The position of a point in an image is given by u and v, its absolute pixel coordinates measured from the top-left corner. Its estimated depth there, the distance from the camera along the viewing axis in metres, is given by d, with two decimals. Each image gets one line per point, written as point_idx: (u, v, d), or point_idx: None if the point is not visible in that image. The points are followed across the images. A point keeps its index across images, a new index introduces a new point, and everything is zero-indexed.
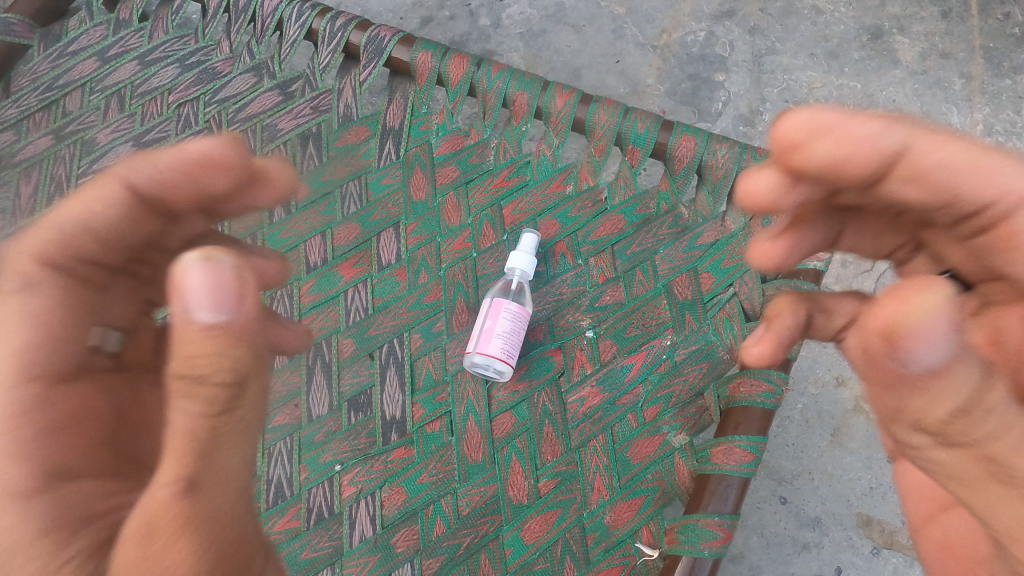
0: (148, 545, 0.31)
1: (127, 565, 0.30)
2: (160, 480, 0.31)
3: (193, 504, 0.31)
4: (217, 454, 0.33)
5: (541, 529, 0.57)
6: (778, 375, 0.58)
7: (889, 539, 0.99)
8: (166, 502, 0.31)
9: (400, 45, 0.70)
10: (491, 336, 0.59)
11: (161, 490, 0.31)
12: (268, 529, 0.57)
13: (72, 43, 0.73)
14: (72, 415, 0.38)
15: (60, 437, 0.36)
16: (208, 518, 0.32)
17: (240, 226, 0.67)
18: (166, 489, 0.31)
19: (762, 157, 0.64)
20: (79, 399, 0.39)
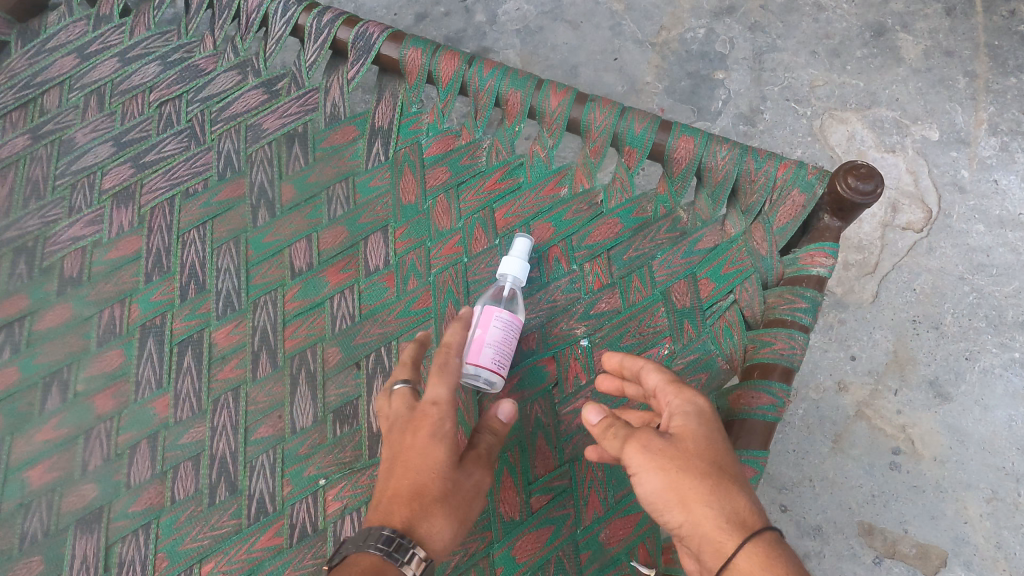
0: (467, 494, 0.47)
1: (457, 507, 0.46)
2: (479, 466, 0.49)
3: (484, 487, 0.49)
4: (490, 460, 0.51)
5: (533, 547, 0.54)
6: (780, 386, 0.56)
7: (892, 549, 0.96)
8: (482, 480, 0.49)
9: (388, 41, 0.68)
10: (481, 345, 0.54)
11: (482, 477, 0.49)
12: (248, 546, 0.55)
13: (51, 39, 0.71)
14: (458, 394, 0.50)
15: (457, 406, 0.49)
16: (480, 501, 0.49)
17: (221, 229, 0.65)
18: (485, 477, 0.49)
19: (764, 159, 0.62)
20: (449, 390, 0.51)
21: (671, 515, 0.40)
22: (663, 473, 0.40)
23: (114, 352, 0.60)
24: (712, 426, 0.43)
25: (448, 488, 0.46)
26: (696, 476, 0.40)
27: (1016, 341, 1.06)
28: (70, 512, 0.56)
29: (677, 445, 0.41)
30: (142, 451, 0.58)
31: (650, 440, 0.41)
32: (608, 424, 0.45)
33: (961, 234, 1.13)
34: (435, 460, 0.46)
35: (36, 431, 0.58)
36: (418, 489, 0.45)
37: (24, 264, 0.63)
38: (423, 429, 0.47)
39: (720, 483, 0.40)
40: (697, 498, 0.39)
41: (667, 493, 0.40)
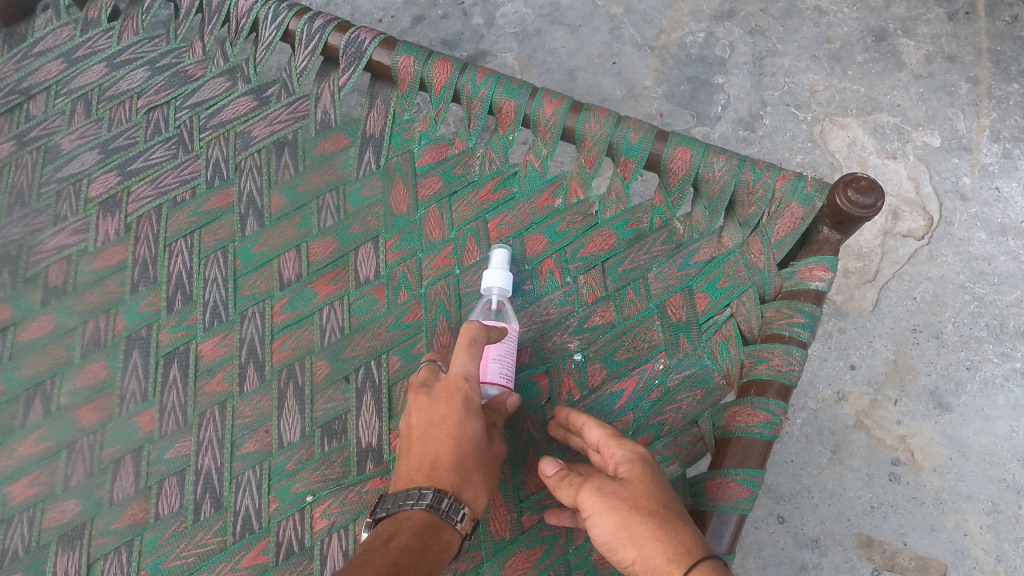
0: (493, 464, 0.50)
1: (487, 475, 0.49)
2: (500, 440, 0.52)
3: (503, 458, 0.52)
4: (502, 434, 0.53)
5: (523, 567, 0.53)
6: (776, 404, 0.55)
7: (891, 561, 0.95)
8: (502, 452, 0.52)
9: (380, 47, 0.67)
10: (488, 361, 0.54)
11: (501, 449, 0.52)
12: (232, 565, 0.53)
13: (38, 44, 0.70)
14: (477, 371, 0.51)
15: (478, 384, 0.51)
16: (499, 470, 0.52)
17: (209, 239, 0.63)
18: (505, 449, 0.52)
19: (763, 169, 0.60)
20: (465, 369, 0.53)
21: (624, 552, 0.42)
22: (615, 512, 0.42)
23: (98, 364, 0.59)
24: (658, 472, 0.46)
25: (481, 461, 0.49)
26: (644, 511, 0.42)
27: (1017, 351, 1.05)
28: (52, 529, 0.54)
29: (626, 486, 0.44)
30: (126, 466, 0.56)
31: (602, 484, 0.44)
32: (563, 475, 0.47)
33: (962, 242, 1.11)
34: (469, 433, 0.49)
35: (17, 444, 0.57)
36: (457, 462, 0.48)
37: (8, 273, 0.62)
38: (455, 405, 0.49)
39: (666, 519, 0.42)
40: (647, 534, 0.41)
41: (618, 528, 0.42)
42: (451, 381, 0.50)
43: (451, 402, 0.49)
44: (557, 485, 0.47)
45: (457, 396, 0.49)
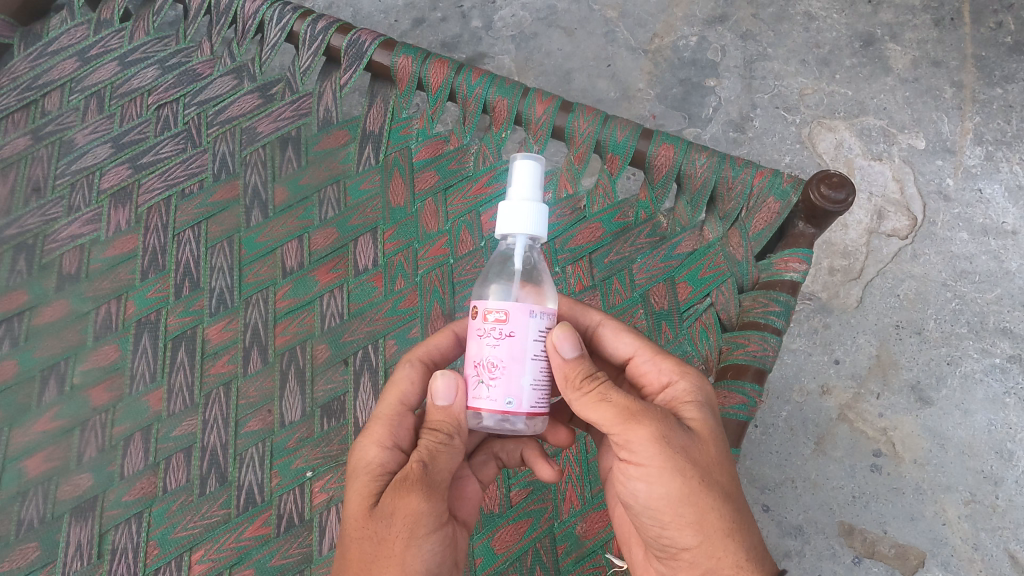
0: (388, 539, 0.43)
1: (378, 553, 0.43)
2: (401, 496, 0.43)
3: (413, 523, 0.43)
4: (434, 482, 0.44)
5: (511, 539, 0.56)
6: (752, 387, 0.58)
7: (871, 549, 0.98)
8: (405, 510, 0.43)
9: (380, 48, 0.70)
10: None
11: (399, 510, 0.43)
12: (237, 535, 0.57)
13: (53, 42, 0.73)
14: (386, 428, 0.49)
15: (378, 443, 0.48)
16: (422, 536, 0.43)
17: (215, 229, 0.67)
18: (406, 508, 0.43)
19: (741, 167, 0.64)
20: (404, 420, 0.50)
21: (678, 530, 0.44)
22: (688, 483, 0.43)
23: (110, 346, 0.62)
24: (718, 430, 0.47)
25: (360, 538, 0.44)
26: (718, 496, 0.44)
27: (997, 347, 1.08)
28: (66, 501, 0.58)
29: (701, 456, 0.44)
30: (136, 442, 0.59)
31: (672, 437, 0.44)
32: (589, 377, 0.45)
33: (944, 242, 1.15)
34: (351, 508, 0.46)
35: (33, 422, 0.60)
36: (343, 547, 0.46)
37: (23, 261, 0.65)
38: (349, 478, 0.48)
39: (738, 512, 0.45)
40: (720, 527, 0.43)
41: (685, 505, 0.43)
42: (353, 448, 0.50)
43: (349, 472, 0.48)
44: (576, 382, 0.45)
45: (351, 466, 0.48)
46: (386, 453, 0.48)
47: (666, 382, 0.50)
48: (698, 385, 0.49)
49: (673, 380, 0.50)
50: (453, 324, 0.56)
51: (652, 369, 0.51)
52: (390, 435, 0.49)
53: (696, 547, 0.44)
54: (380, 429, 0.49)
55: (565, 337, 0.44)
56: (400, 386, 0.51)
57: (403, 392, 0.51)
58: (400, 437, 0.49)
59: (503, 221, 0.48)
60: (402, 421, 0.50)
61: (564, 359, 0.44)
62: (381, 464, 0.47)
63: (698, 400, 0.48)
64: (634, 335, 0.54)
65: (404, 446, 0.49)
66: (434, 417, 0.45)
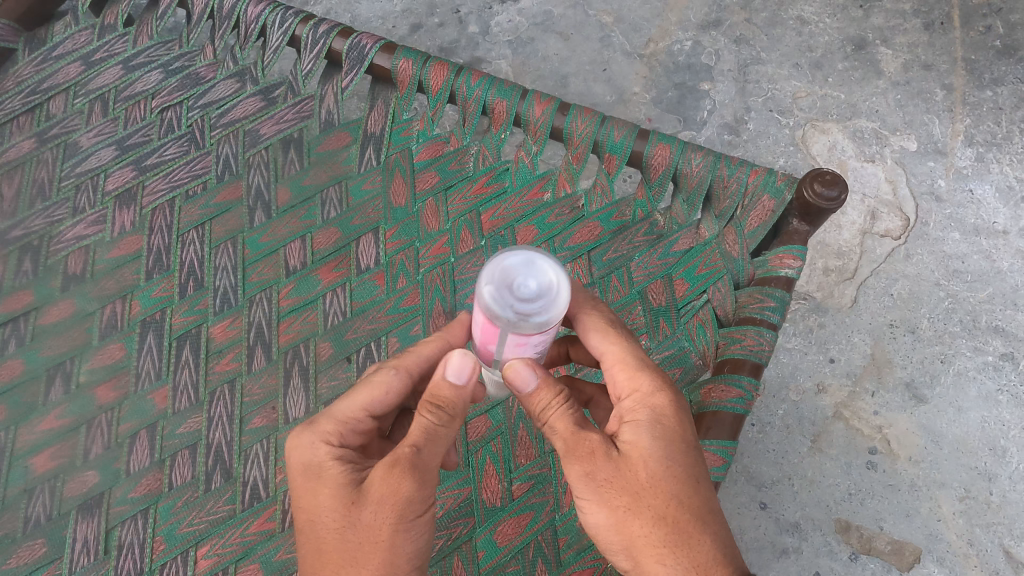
0: (377, 526, 0.44)
1: (366, 540, 0.45)
2: (389, 485, 0.44)
3: (403, 508, 0.44)
4: (424, 466, 0.44)
5: (512, 532, 0.57)
6: (748, 381, 0.60)
7: (868, 545, 0.99)
8: (394, 496, 0.44)
9: (381, 51, 0.71)
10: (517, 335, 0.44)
11: (387, 498, 0.44)
12: (242, 531, 0.57)
13: (57, 47, 0.74)
14: (337, 427, 0.47)
15: (327, 441, 0.47)
16: (413, 521, 0.45)
17: (219, 230, 0.68)
18: (394, 495, 0.44)
19: (736, 166, 0.65)
20: (360, 423, 0.48)
21: (617, 555, 0.46)
22: (614, 513, 0.44)
23: (115, 345, 0.63)
24: (658, 452, 0.45)
25: (340, 530, 0.45)
26: (646, 522, 0.44)
27: (990, 345, 1.09)
28: (73, 498, 0.58)
29: (628, 484, 0.44)
30: (142, 439, 0.60)
31: (594, 470, 0.45)
32: (541, 410, 0.46)
33: (937, 241, 1.16)
34: (320, 503, 0.46)
35: (39, 421, 0.60)
36: (312, 541, 0.46)
37: (29, 262, 0.66)
38: (301, 473, 0.47)
39: (676, 534, 0.44)
40: (653, 555, 0.44)
41: (615, 533, 0.45)
42: (293, 444, 0.48)
43: (297, 468, 0.47)
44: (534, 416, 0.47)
45: (299, 464, 0.47)
46: (337, 448, 0.47)
47: (619, 400, 0.48)
48: (645, 405, 0.46)
49: (622, 400, 0.47)
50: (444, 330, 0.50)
51: (610, 380, 0.49)
52: (340, 434, 0.47)
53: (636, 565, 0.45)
54: (332, 427, 0.47)
55: (519, 372, 0.46)
56: (372, 391, 0.47)
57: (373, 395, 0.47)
58: (351, 436, 0.48)
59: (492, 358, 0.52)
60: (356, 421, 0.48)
61: (528, 393, 0.46)
62: (337, 458, 0.47)
63: (637, 419, 0.46)
64: (614, 338, 0.49)
65: (351, 441, 0.48)
66: (442, 395, 0.44)
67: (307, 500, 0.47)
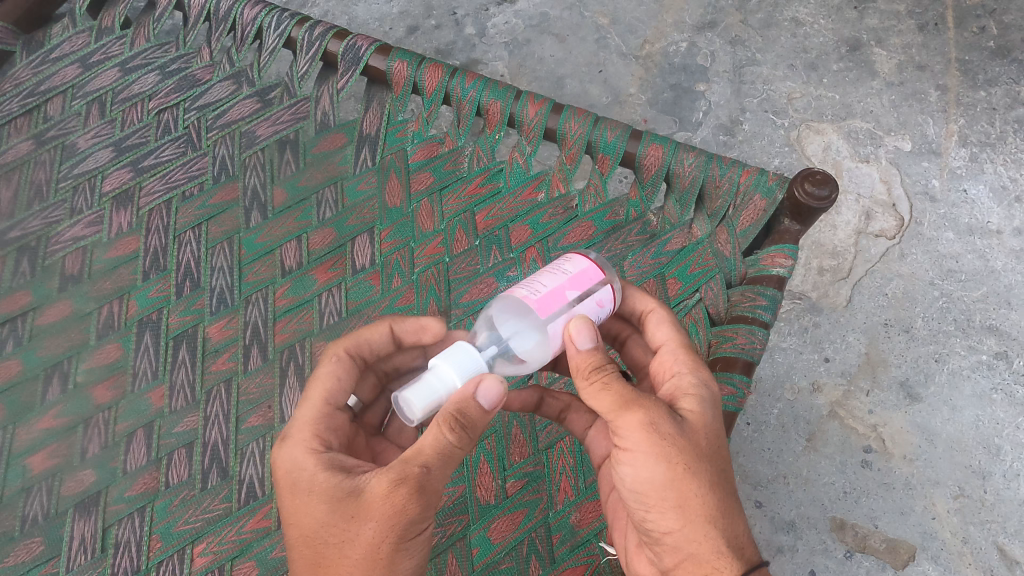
0: (376, 543, 0.44)
1: (368, 557, 0.44)
2: (394, 499, 0.43)
3: (403, 527, 0.44)
4: (430, 484, 0.44)
5: (506, 529, 0.58)
6: (741, 378, 0.60)
7: (862, 543, 0.99)
8: (397, 515, 0.43)
9: (376, 53, 0.72)
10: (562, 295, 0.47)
11: (390, 516, 0.43)
12: (238, 529, 0.58)
13: (55, 50, 0.74)
14: (314, 433, 0.48)
15: (313, 450, 0.46)
16: (413, 536, 0.45)
17: (215, 230, 0.68)
18: (399, 514, 0.43)
19: (728, 165, 0.65)
20: (332, 421, 0.49)
21: (660, 515, 0.45)
22: (673, 469, 0.44)
23: (112, 345, 0.64)
24: (715, 424, 0.47)
25: (340, 542, 0.45)
26: (703, 484, 0.45)
27: (984, 344, 1.10)
28: (69, 497, 0.59)
29: (691, 446, 0.45)
30: (138, 439, 0.61)
31: (662, 424, 0.44)
32: (598, 368, 0.45)
33: (931, 241, 1.17)
34: (315, 517, 0.45)
35: (36, 420, 0.61)
36: (309, 555, 0.46)
37: (27, 263, 0.66)
38: (287, 487, 0.46)
39: (722, 502, 0.46)
40: (703, 517, 0.45)
41: (669, 490, 0.45)
42: (277, 456, 0.47)
43: (285, 483, 0.46)
44: (585, 372, 0.45)
45: (285, 476, 0.46)
46: (325, 457, 0.46)
47: (674, 373, 0.49)
48: (704, 380, 0.49)
49: (680, 373, 0.49)
50: (393, 319, 0.53)
51: (669, 360, 0.50)
52: (320, 438, 0.47)
53: (679, 526, 0.45)
54: (309, 434, 0.47)
55: (582, 327, 0.45)
56: (323, 384, 0.50)
57: (329, 389, 0.50)
58: (329, 437, 0.48)
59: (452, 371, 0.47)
60: (330, 422, 0.49)
61: (581, 353, 0.45)
62: (326, 466, 0.46)
63: (697, 394, 0.47)
64: (673, 328, 0.52)
65: (334, 444, 0.48)
66: (468, 412, 0.44)
67: (302, 509, 0.45)
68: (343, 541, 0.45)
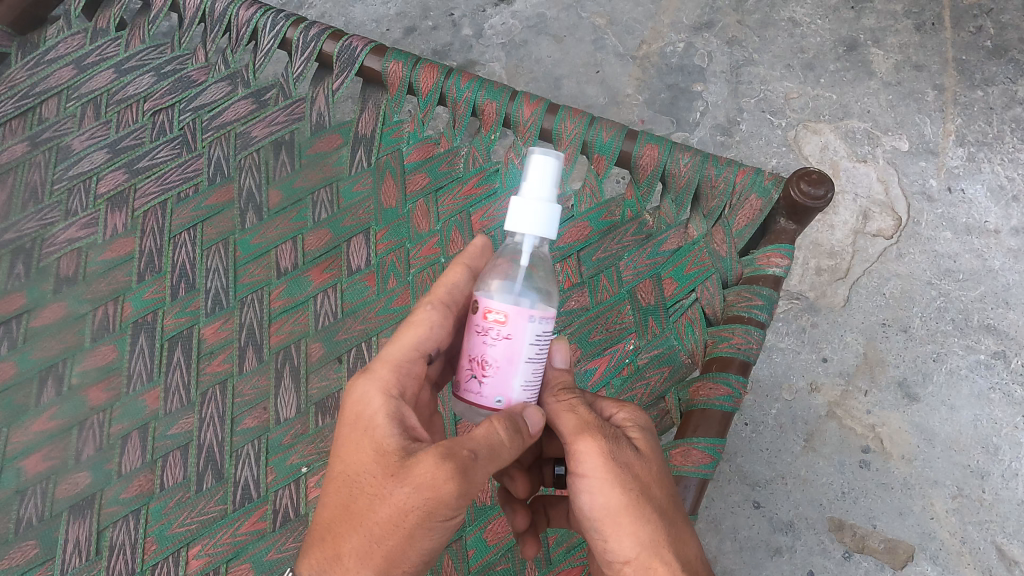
0: (404, 509, 0.41)
1: (391, 520, 0.42)
2: (433, 472, 0.41)
3: (434, 507, 0.41)
4: (473, 474, 0.42)
5: (502, 530, 0.58)
6: (736, 379, 0.60)
7: (861, 543, 0.99)
8: (432, 491, 0.41)
9: (371, 54, 0.72)
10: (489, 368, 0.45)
11: (425, 488, 0.41)
12: (233, 531, 0.58)
13: (49, 51, 0.74)
14: (394, 376, 0.46)
15: (387, 393, 0.45)
16: (440, 522, 0.42)
17: (210, 232, 0.68)
18: (436, 490, 0.41)
19: (724, 166, 0.65)
20: (412, 368, 0.47)
21: (618, 542, 0.44)
22: (627, 494, 0.43)
23: (107, 347, 0.63)
24: (661, 456, 0.47)
25: (373, 494, 0.43)
26: (652, 509, 0.44)
27: (982, 344, 1.09)
28: (64, 499, 0.58)
29: (642, 473, 0.45)
30: (133, 441, 0.60)
31: (610, 451, 0.44)
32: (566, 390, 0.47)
33: (928, 241, 1.17)
34: (362, 461, 0.44)
35: (31, 422, 0.61)
36: (343, 496, 0.45)
37: (22, 264, 0.66)
38: (352, 420, 0.45)
39: (674, 529, 0.45)
40: (658, 544, 0.44)
41: (624, 515, 0.43)
42: (352, 387, 0.46)
43: (351, 414, 0.45)
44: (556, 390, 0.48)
45: (353, 410, 0.46)
46: (395, 405, 0.45)
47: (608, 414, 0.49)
48: (637, 414, 0.48)
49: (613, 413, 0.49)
50: (463, 257, 0.51)
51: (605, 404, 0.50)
52: (398, 384, 0.46)
53: (638, 553, 0.44)
54: (389, 375, 0.46)
55: (559, 348, 0.49)
56: (416, 330, 0.48)
57: (419, 334, 0.48)
58: (406, 383, 0.46)
59: (514, 218, 0.47)
60: (410, 368, 0.47)
61: (556, 370, 0.49)
62: (389, 417, 0.44)
63: (642, 425, 0.48)
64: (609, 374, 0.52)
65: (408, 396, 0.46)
66: (522, 421, 0.44)
67: (355, 446, 0.44)
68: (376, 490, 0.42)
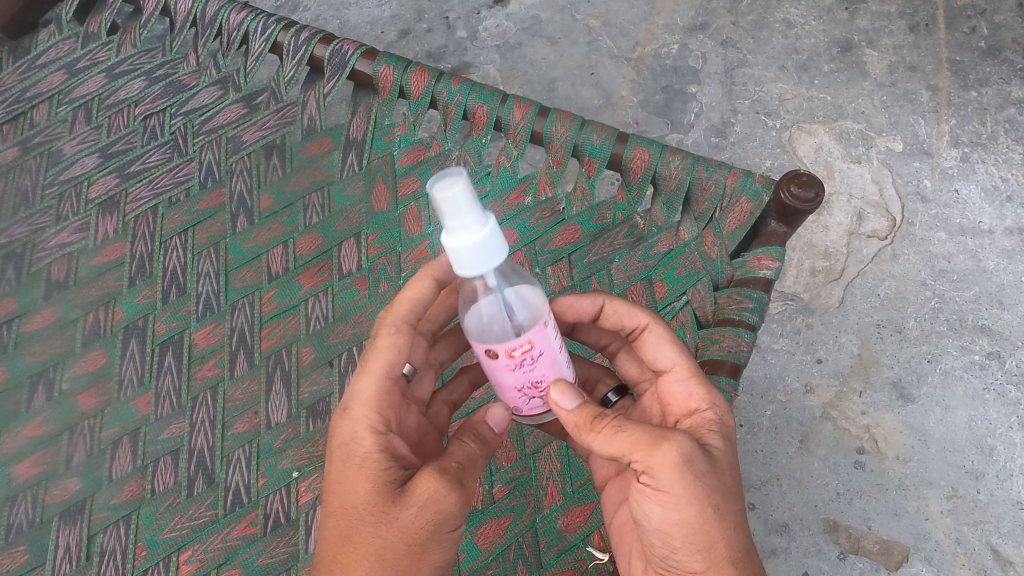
0: (413, 529, 0.44)
1: (400, 542, 0.44)
2: (437, 490, 0.44)
3: (442, 521, 0.44)
4: (467, 484, 0.46)
5: (493, 534, 0.58)
6: (727, 382, 0.60)
7: (856, 545, 0.99)
8: (439, 507, 0.44)
9: (362, 57, 0.72)
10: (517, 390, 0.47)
11: (430, 506, 0.44)
12: (224, 536, 0.57)
13: (41, 56, 0.74)
14: (376, 409, 0.47)
15: (375, 429, 0.46)
16: (446, 534, 0.45)
17: (201, 236, 0.68)
18: (441, 504, 0.44)
19: (714, 168, 0.65)
20: (392, 396, 0.48)
21: (685, 556, 0.45)
22: (703, 512, 0.44)
23: (97, 352, 0.63)
24: (734, 460, 0.47)
25: (376, 524, 0.44)
26: (729, 526, 0.45)
27: (976, 344, 1.09)
28: (54, 505, 0.58)
29: (720, 486, 0.45)
30: (124, 446, 0.60)
31: (695, 465, 0.43)
32: (598, 417, 0.46)
33: (923, 241, 1.17)
34: (358, 493, 0.45)
35: (21, 428, 0.61)
36: (343, 529, 0.45)
37: (12, 270, 0.66)
38: (341, 458, 0.46)
39: (746, 542, 0.46)
40: (728, 559, 0.45)
41: (699, 534, 0.44)
42: (338, 427, 0.47)
43: (340, 453, 0.46)
44: (588, 425, 0.46)
45: (341, 447, 0.47)
46: (384, 438, 0.46)
47: (693, 409, 0.50)
48: (722, 416, 0.49)
49: (699, 408, 0.49)
50: (429, 268, 0.51)
51: (681, 389, 0.50)
52: (381, 415, 0.47)
53: (706, 566, 0.45)
54: (371, 409, 0.47)
55: (563, 391, 0.46)
56: (383, 356, 0.48)
57: (392, 362, 0.48)
58: (388, 411, 0.48)
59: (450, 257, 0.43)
60: (389, 397, 0.48)
61: (569, 412, 0.46)
62: (381, 449, 0.46)
63: (714, 431, 0.48)
64: (677, 348, 0.51)
65: (393, 424, 0.48)
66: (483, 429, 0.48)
67: (347, 482, 0.45)
68: (380, 522, 0.44)
